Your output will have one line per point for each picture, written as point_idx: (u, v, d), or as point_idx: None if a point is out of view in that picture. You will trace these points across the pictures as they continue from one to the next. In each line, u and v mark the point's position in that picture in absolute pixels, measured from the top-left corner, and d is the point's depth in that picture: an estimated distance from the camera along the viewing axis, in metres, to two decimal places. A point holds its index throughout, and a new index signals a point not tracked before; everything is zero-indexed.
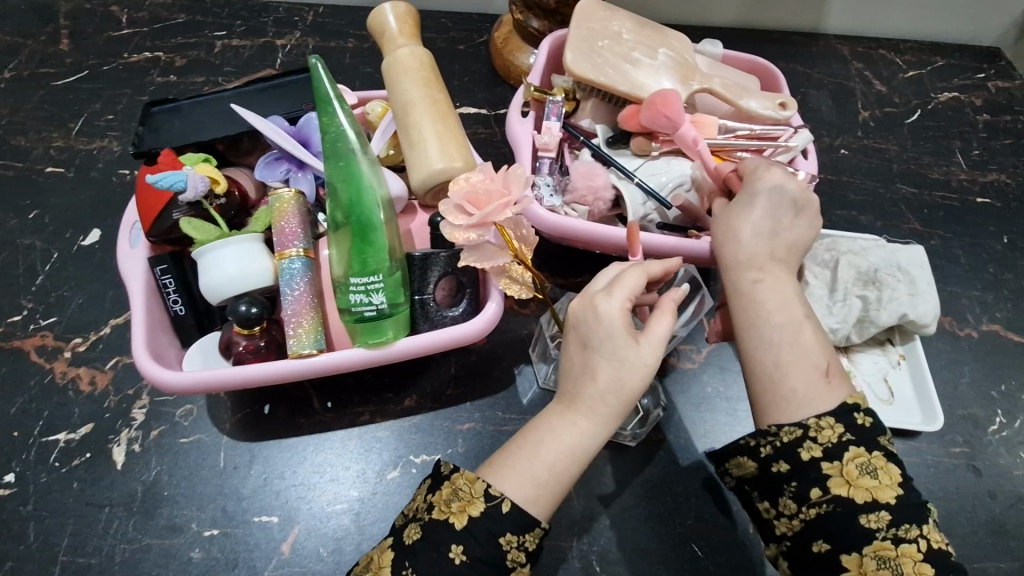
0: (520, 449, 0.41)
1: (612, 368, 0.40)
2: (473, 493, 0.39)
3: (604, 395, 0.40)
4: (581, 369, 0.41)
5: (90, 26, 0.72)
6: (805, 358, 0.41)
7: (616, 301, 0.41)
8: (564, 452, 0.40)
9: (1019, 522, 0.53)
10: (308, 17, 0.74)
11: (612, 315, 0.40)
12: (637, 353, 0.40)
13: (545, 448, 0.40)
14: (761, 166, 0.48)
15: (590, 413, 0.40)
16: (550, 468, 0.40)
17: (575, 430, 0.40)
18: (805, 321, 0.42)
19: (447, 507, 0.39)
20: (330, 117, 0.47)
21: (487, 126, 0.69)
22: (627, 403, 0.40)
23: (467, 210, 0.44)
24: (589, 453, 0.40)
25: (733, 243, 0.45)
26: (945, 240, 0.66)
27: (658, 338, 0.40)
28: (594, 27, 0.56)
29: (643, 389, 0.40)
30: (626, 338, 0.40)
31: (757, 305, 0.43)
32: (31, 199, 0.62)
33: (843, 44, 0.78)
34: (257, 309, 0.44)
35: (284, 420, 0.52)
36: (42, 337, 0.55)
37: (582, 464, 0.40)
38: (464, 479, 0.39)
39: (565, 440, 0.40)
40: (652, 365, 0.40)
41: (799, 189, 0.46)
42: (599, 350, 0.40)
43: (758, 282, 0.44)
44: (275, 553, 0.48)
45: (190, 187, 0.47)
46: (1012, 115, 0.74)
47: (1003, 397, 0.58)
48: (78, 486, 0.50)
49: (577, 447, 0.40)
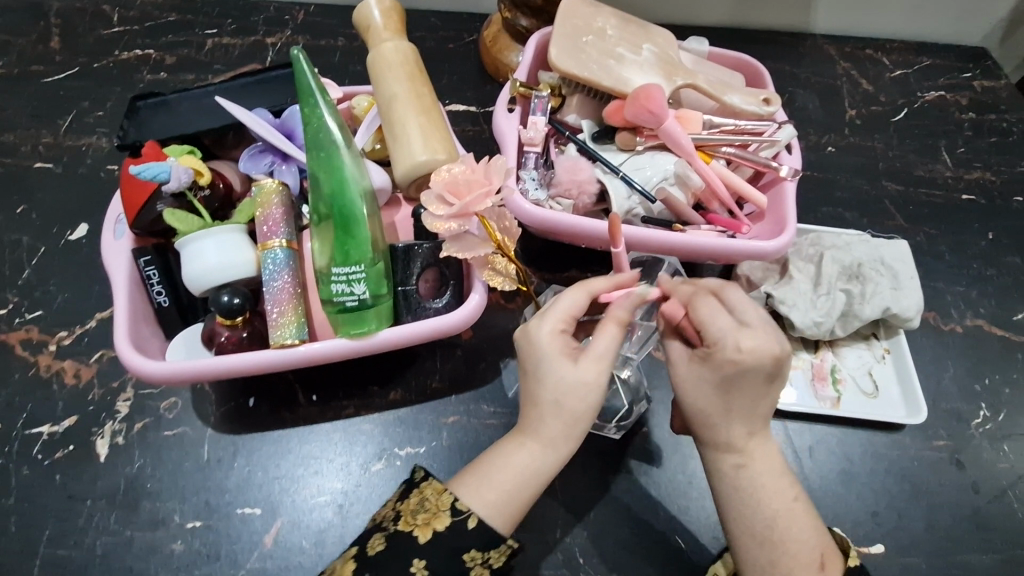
0: (473, 470, 0.43)
1: (547, 391, 0.41)
2: (439, 506, 0.41)
3: (545, 417, 0.42)
4: (525, 394, 0.43)
5: (81, 25, 0.72)
6: (799, 553, 0.40)
7: (546, 324, 0.42)
8: (515, 474, 0.42)
9: (1002, 514, 0.53)
10: (298, 16, 0.74)
11: (540, 338, 0.42)
12: (571, 373, 0.41)
13: (495, 468, 0.42)
14: (727, 335, 0.41)
15: (535, 435, 0.42)
16: (498, 488, 0.41)
17: (522, 451, 0.42)
18: (796, 505, 0.42)
19: (413, 518, 0.41)
20: (312, 109, 0.47)
21: (475, 124, 0.69)
22: (573, 422, 0.42)
23: (447, 200, 0.45)
24: (540, 471, 0.42)
25: (708, 427, 0.43)
26: (929, 237, 0.66)
27: (595, 354, 0.41)
28: (578, 23, 0.57)
29: (589, 406, 0.42)
30: (561, 358, 0.42)
31: (748, 498, 0.41)
32: (18, 195, 0.62)
33: (830, 44, 0.78)
34: (240, 300, 0.45)
35: (267, 414, 0.52)
36: (27, 331, 0.55)
37: (534, 484, 0.42)
38: (431, 490, 0.42)
39: (515, 461, 0.42)
40: (592, 381, 0.41)
41: (776, 363, 0.41)
42: (536, 375, 0.42)
43: (741, 468, 0.42)
44: (258, 545, 0.48)
45: (174, 178, 0.47)
46: (996, 114, 0.75)
47: (986, 391, 0.58)
48: (61, 479, 0.50)
49: (527, 469, 0.42)
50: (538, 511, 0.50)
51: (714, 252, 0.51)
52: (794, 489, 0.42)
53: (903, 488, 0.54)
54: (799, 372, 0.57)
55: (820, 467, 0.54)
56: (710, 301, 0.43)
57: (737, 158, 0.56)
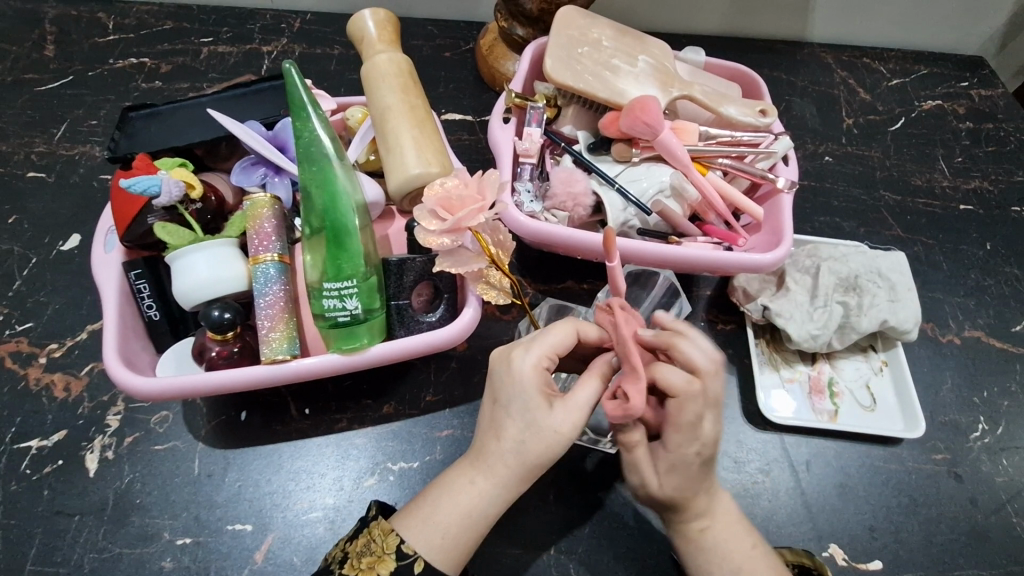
0: (417, 508, 0.42)
1: (516, 429, 0.40)
2: (385, 549, 0.40)
3: (501, 455, 0.41)
4: (490, 424, 0.42)
5: (75, 33, 0.72)
6: None
7: (530, 358, 0.41)
8: (461, 511, 0.41)
9: (1001, 529, 0.53)
10: (294, 24, 0.74)
11: (522, 370, 0.41)
12: (544, 418, 0.40)
13: (439, 508, 0.41)
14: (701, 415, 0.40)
15: (489, 472, 0.41)
16: (444, 534, 0.40)
17: (469, 488, 0.41)
18: (755, 550, 0.44)
19: (357, 562, 0.40)
20: (303, 122, 0.46)
21: (471, 133, 0.69)
22: (534, 469, 0.41)
23: (440, 215, 0.45)
24: (487, 515, 0.41)
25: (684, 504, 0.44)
26: (927, 247, 0.66)
27: (574, 403, 0.40)
28: (573, 34, 0.56)
29: (549, 455, 0.40)
30: (538, 400, 0.40)
31: (711, 555, 0.44)
32: (10, 205, 0.61)
33: (827, 52, 0.78)
34: (230, 315, 0.44)
35: (260, 427, 0.52)
36: (17, 343, 0.55)
37: (480, 527, 0.41)
38: (379, 531, 0.41)
39: (462, 499, 0.41)
40: (565, 432, 0.40)
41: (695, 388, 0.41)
42: (508, 409, 0.41)
43: (706, 530, 0.44)
44: (249, 562, 0.48)
45: (164, 192, 0.47)
46: (993, 123, 0.74)
47: (985, 404, 0.58)
48: (49, 494, 0.49)
49: (473, 509, 0.41)
50: (531, 525, 0.50)
51: (709, 265, 0.51)
52: (751, 537, 0.45)
53: (900, 501, 0.53)
54: (797, 385, 0.57)
55: (817, 482, 0.54)
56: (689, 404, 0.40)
57: (733, 169, 0.56)
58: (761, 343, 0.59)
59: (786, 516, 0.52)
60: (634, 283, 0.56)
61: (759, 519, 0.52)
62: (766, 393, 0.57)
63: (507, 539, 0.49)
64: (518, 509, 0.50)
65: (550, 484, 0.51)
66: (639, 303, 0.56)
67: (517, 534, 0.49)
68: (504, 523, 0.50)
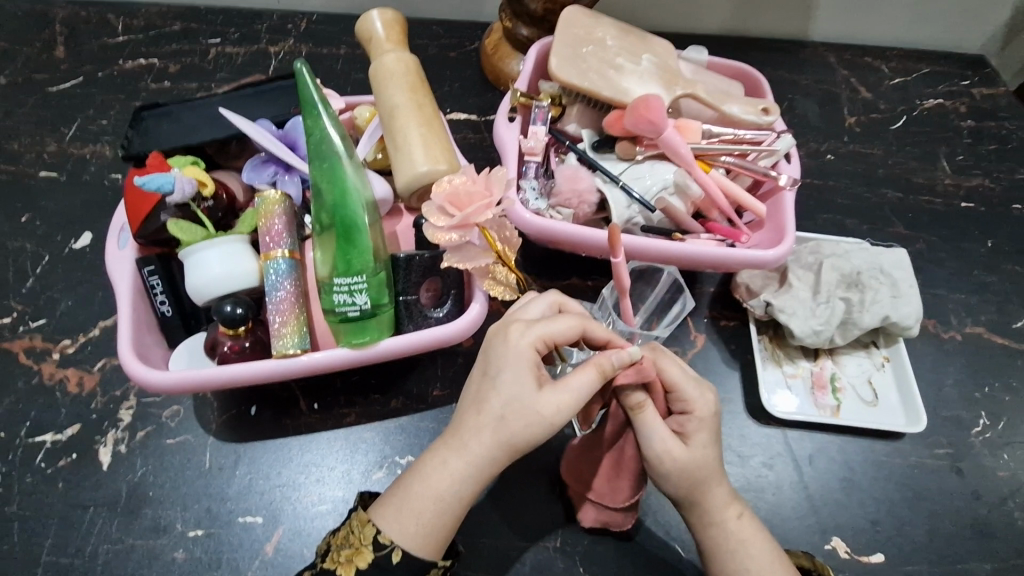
0: (395, 495, 0.41)
1: (499, 405, 0.41)
2: (362, 540, 0.40)
3: (479, 436, 0.40)
4: (472, 402, 0.42)
5: (85, 34, 0.73)
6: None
7: (527, 335, 0.42)
8: (433, 494, 0.40)
9: (1003, 522, 0.53)
10: (301, 25, 0.74)
11: (517, 346, 0.42)
12: (532, 398, 0.40)
13: (414, 491, 0.40)
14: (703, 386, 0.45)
15: (462, 452, 0.41)
16: (419, 518, 0.40)
17: (441, 469, 0.41)
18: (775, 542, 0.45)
19: (338, 555, 0.41)
20: (314, 120, 0.47)
21: (477, 132, 0.69)
22: (511, 452, 0.41)
23: (448, 211, 0.46)
24: (461, 499, 0.40)
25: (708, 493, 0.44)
26: (929, 244, 0.67)
27: (564, 387, 0.41)
28: (578, 33, 0.57)
29: (528, 438, 0.40)
30: (527, 379, 0.41)
31: (749, 549, 0.44)
32: (23, 204, 0.62)
33: (829, 51, 0.79)
34: (243, 310, 0.45)
35: (269, 421, 0.53)
36: (31, 339, 0.56)
37: (453, 512, 0.40)
38: (358, 522, 0.41)
39: (436, 484, 0.40)
40: (548, 415, 0.40)
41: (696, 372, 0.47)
42: (495, 384, 0.41)
43: (741, 518, 0.45)
44: (259, 554, 0.48)
45: (177, 189, 0.48)
46: (995, 121, 0.75)
47: (986, 399, 0.59)
48: (63, 487, 0.50)
49: (444, 492, 0.40)
50: (537, 519, 0.51)
51: (712, 260, 0.52)
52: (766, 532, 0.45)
53: (904, 496, 0.54)
54: (799, 380, 0.58)
55: (820, 476, 0.54)
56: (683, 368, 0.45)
57: (735, 167, 0.57)
58: (764, 339, 0.60)
59: (789, 510, 0.53)
60: (638, 280, 0.56)
61: (763, 512, 0.53)
62: (769, 389, 0.57)
63: (515, 531, 0.50)
64: (524, 501, 0.51)
65: (556, 478, 0.52)
66: (642, 299, 0.57)
67: (524, 530, 0.50)
68: (512, 516, 0.51)
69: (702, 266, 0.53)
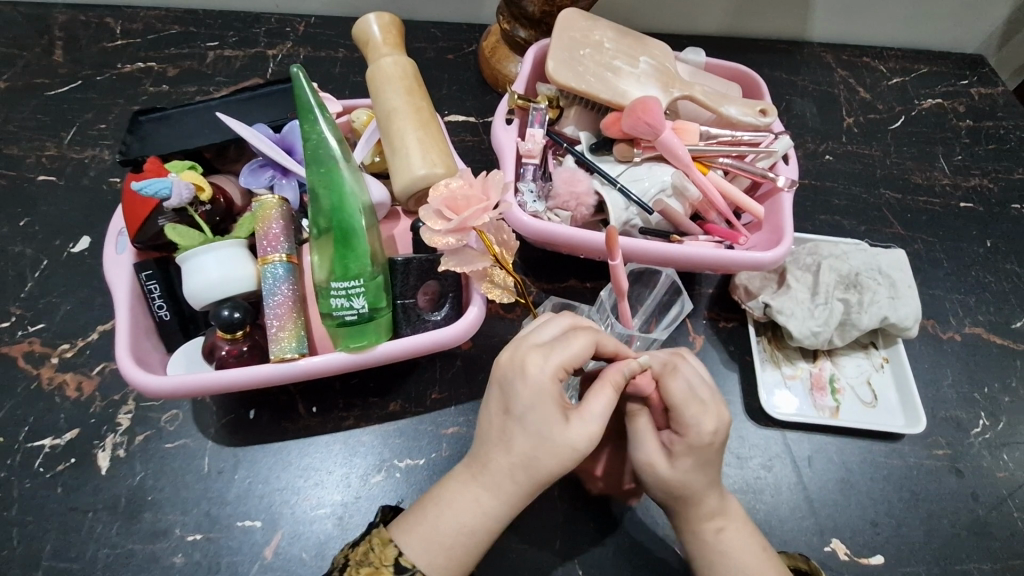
0: (417, 520, 0.41)
1: (528, 442, 0.40)
2: (382, 560, 0.40)
3: (510, 471, 0.41)
4: (498, 434, 0.42)
5: (84, 38, 0.73)
6: None
7: (548, 366, 0.41)
8: (464, 527, 0.41)
9: (1002, 523, 0.53)
10: (299, 28, 0.75)
11: (539, 378, 0.41)
12: (561, 432, 0.40)
13: (441, 525, 0.41)
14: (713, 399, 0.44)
15: (494, 488, 0.41)
16: (448, 552, 0.40)
17: (472, 504, 0.41)
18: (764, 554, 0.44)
19: (357, 570, 0.40)
20: (311, 125, 0.47)
21: (474, 134, 0.69)
22: (541, 485, 0.41)
23: (445, 215, 0.46)
24: (493, 531, 0.41)
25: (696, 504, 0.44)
26: (927, 244, 0.67)
27: (591, 418, 0.41)
28: (575, 36, 0.57)
29: (558, 470, 0.40)
30: (553, 413, 0.41)
31: (728, 561, 0.44)
32: (21, 208, 0.62)
33: (827, 52, 0.79)
34: (240, 314, 0.45)
35: (268, 424, 0.53)
36: (30, 343, 0.56)
37: (484, 541, 0.41)
38: (377, 540, 0.41)
39: (465, 518, 0.41)
40: (579, 447, 0.40)
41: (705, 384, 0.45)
42: (521, 420, 0.41)
43: (721, 532, 0.44)
44: (258, 557, 0.48)
45: (174, 194, 0.48)
46: (993, 121, 0.75)
47: (985, 399, 0.58)
48: (62, 491, 0.50)
49: (474, 525, 0.41)
50: (535, 520, 0.51)
51: (710, 262, 0.52)
52: (760, 541, 0.45)
53: (902, 496, 0.54)
54: (798, 381, 0.58)
55: (819, 477, 0.54)
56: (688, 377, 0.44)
57: (733, 168, 0.57)
58: (763, 340, 0.60)
59: (787, 511, 0.53)
60: (636, 282, 0.57)
61: (762, 513, 0.53)
62: (767, 390, 0.57)
63: (513, 534, 0.50)
64: (523, 503, 0.51)
65: (554, 480, 0.52)
66: (641, 301, 0.57)
67: (522, 533, 0.50)
68: (510, 518, 0.51)
69: (699, 267, 0.53)
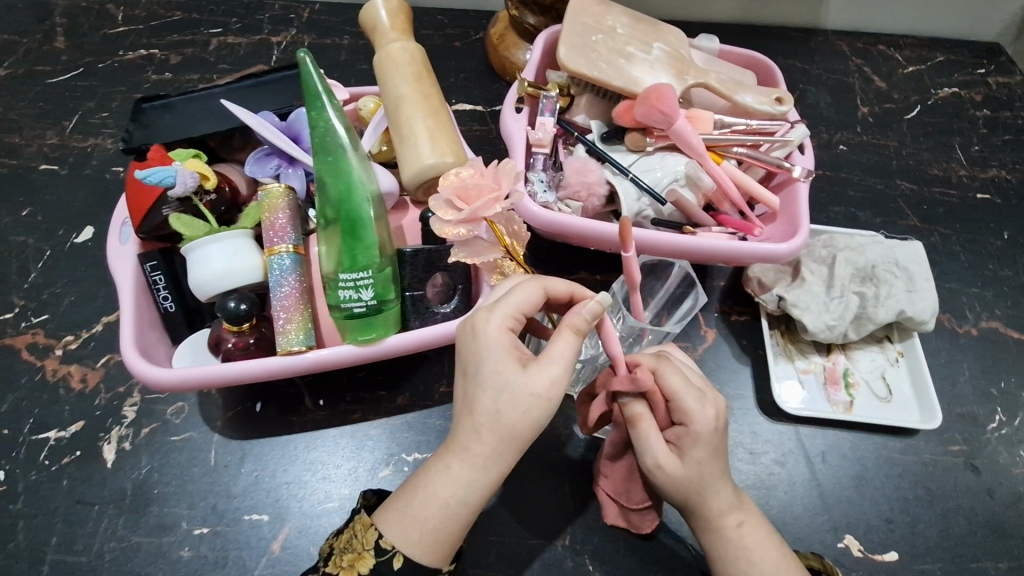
0: (398, 500, 0.40)
1: (486, 398, 0.39)
2: (365, 544, 0.39)
3: (472, 436, 0.39)
4: (464, 399, 0.40)
5: (85, 24, 0.72)
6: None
7: (495, 318, 0.40)
8: (438, 501, 0.39)
9: (1019, 521, 0.52)
10: (303, 15, 0.73)
11: (489, 333, 0.40)
12: (517, 381, 0.38)
13: (417, 499, 0.39)
14: (709, 392, 0.44)
15: (462, 456, 0.39)
16: (421, 526, 0.39)
17: (443, 477, 0.39)
18: (779, 546, 0.44)
19: (340, 559, 0.40)
20: (319, 112, 0.46)
21: (483, 123, 0.68)
22: (509, 444, 0.39)
23: (456, 205, 0.45)
24: (468, 505, 0.39)
25: (706, 500, 0.43)
26: (944, 236, 0.65)
27: (548, 362, 0.39)
28: (588, 21, 0.56)
29: (526, 422, 0.38)
30: (509, 363, 0.39)
31: (749, 556, 0.43)
32: (24, 197, 0.61)
33: (842, 40, 0.77)
34: (247, 305, 0.44)
35: (276, 417, 0.52)
36: (33, 335, 0.55)
37: (462, 516, 0.39)
38: (360, 526, 0.40)
39: (437, 490, 0.39)
40: (539, 393, 0.38)
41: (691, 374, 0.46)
42: (478, 379, 0.39)
43: (742, 526, 0.44)
44: (266, 552, 0.48)
45: (179, 182, 0.47)
46: (1012, 111, 0.73)
47: (1002, 395, 0.57)
48: (68, 484, 0.49)
49: (449, 498, 0.39)
50: (546, 517, 0.50)
51: (726, 255, 0.50)
52: (777, 539, 0.44)
53: (917, 493, 0.53)
54: (812, 376, 0.57)
55: (832, 472, 0.54)
56: (675, 372, 0.43)
57: (748, 158, 0.55)
58: (776, 334, 0.58)
59: (800, 508, 0.52)
60: (649, 274, 0.56)
61: (774, 510, 0.52)
62: (778, 383, 0.56)
63: (521, 530, 0.50)
64: (531, 499, 0.51)
65: (565, 476, 0.52)
66: (652, 294, 0.56)
67: (531, 529, 0.50)
68: (520, 515, 0.50)
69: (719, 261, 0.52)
